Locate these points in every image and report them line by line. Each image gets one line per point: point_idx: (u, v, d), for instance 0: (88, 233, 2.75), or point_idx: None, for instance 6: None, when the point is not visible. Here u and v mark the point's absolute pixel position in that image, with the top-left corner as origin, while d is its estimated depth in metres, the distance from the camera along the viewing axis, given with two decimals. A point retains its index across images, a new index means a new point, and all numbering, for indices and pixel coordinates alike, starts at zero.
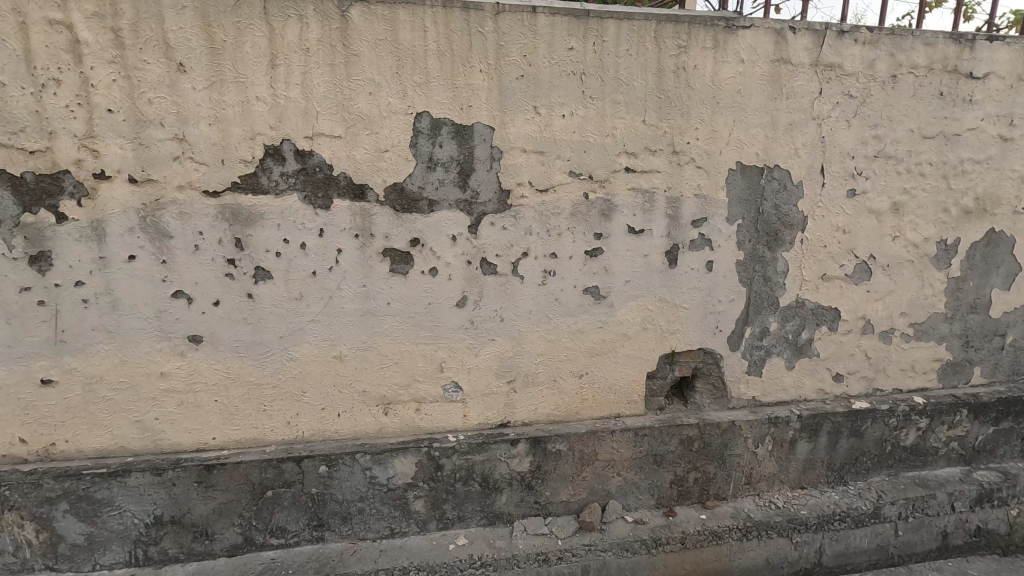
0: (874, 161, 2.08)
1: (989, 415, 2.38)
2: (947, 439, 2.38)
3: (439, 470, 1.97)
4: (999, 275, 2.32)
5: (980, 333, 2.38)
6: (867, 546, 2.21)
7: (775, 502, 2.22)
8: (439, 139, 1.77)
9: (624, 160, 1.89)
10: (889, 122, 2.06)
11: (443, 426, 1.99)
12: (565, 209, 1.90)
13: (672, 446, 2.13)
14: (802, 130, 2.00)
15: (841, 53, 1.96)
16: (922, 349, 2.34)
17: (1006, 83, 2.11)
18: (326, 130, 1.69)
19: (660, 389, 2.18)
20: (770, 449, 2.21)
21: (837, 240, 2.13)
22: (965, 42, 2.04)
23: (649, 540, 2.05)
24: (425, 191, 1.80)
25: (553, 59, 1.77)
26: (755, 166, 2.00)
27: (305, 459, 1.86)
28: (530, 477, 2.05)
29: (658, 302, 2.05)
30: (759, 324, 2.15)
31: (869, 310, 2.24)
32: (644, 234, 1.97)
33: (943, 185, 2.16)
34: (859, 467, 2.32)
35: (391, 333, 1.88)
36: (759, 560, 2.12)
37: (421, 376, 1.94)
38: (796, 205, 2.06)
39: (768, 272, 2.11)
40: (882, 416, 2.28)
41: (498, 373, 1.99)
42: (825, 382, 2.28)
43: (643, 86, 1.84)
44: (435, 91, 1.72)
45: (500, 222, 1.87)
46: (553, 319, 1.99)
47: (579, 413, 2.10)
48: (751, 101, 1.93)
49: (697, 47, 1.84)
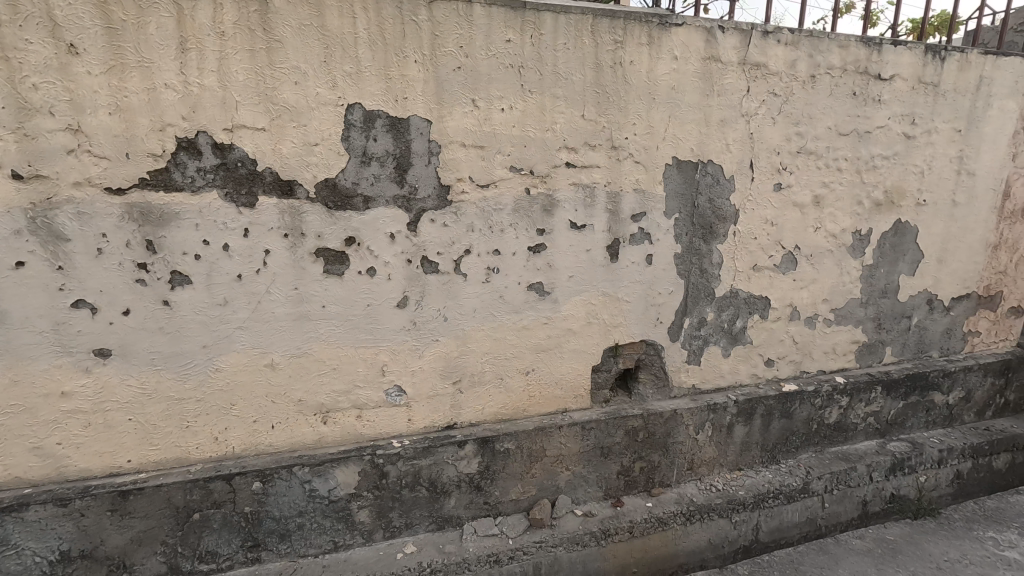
0: (797, 157, 2.20)
1: (899, 390, 2.60)
2: (865, 415, 2.57)
3: (384, 478, 1.90)
4: (906, 262, 2.52)
5: (891, 315, 2.58)
6: (798, 520, 2.35)
7: (716, 484, 2.31)
8: (373, 132, 1.69)
9: (565, 155, 1.89)
10: (810, 119, 2.18)
11: (387, 432, 1.92)
12: (507, 204, 1.87)
13: (618, 438, 2.17)
14: (732, 127, 2.07)
15: (766, 53, 2.05)
16: (842, 332, 2.51)
17: (909, 84, 2.29)
18: (248, 121, 1.56)
19: (605, 381, 2.20)
20: (710, 434, 2.30)
21: (766, 232, 2.24)
22: (874, 46, 2.19)
23: (599, 532, 2.07)
24: (359, 186, 1.71)
25: (491, 51, 1.73)
26: (690, 161, 2.05)
27: (236, 476, 1.73)
28: (479, 478, 2.02)
29: (601, 296, 2.07)
30: (697, 315, 2.22)
31: (796, 298, 2.37)
32: (586, 229, 1.98)
33: (857, 179, 2.32)
34: (790, 446, 2.46)
35: (327, 337, 1.78)
36: (702, 543, 2.20)
37: (362, 382, 1.85)
38: (728, 199, 2.14)
39: (704, 263, 2.18)
40: (808, 396, 2.43)
41: (443, 374, 1.94)
42: (758, 367, 2.39)
43: (581, 80, 1.84)
44: (368, 82, 1.64)
45: (441, 219, 1.81)
46: (498, 316, 1.96)
47: (527, 410, 2.09)
48: (685, 97, 1.98)
49: (632, 43, 1.86)
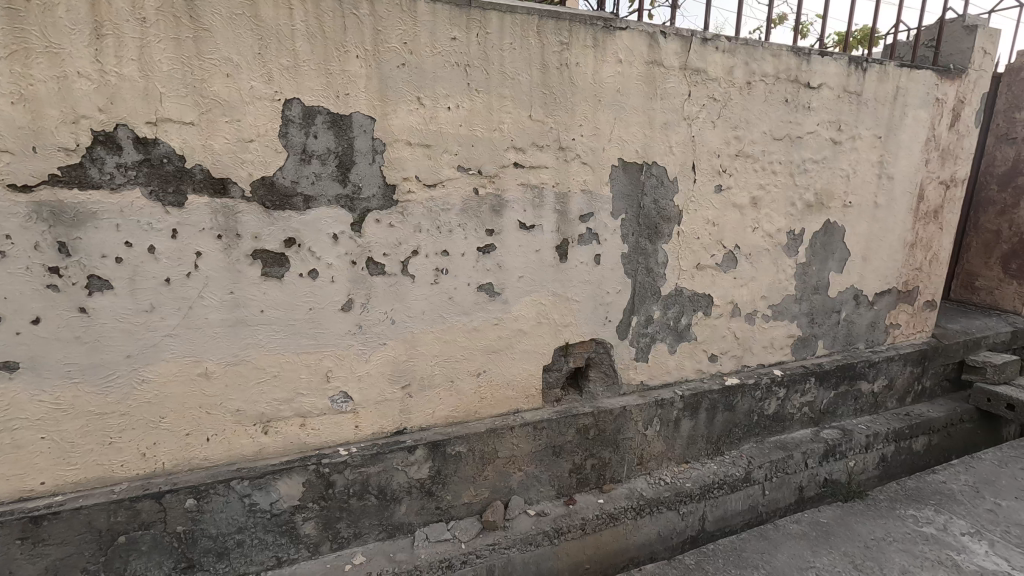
0: (736, 160, 2.29)
1: (830, 381, 2.76)
2: (800, 405, 2.71)
3: (330, 488, 1.83)
4: (835, 260, 2.68)
5: (822, 311, 2.74)
6: (740, 508, 2.45)
7: (664, 478, 2.37)
8: (313, 129, 1.62)
9: (513, 155, 1.88)
10: (747, 124, 2.27)
11: (333, 440, 1.85)
12: (455, 204, 1.84)
13: (570, 436, 2.18)
14: (675, 130, 2.13)
15: (705, 60, 2.12)
16: (779, 327, 2.64)
17: (835, 93, 2.43)
18: (174, 114, 1.46)
19: (556, 381, 2.22)
20: (658, 429, 2.36)
21: (708, 232, 2.32)
22: (804, 56, 2.31)
23: (552, 530, 2.08)
24: (300, 185, 1.64)
25: (436, 49, 1.70)
26: (635, 163, 2.09)
27: (166, 494, 1.62)
28: (430, 483, 1.98)
29: (551, 296, 2.08)
30: (644, 313, 2.28)
31: (736, 295, 2.47)
32: (535, 229, 1.99)
33: (790, 181, 2.44)
34: (733, 437, 2.55)
35: (266, 343, 1.69)
36: (651, 535, 2.25)
37: (305, 390, 1.78)
38: (672, 200, 2.20)
39: (650, 263, 2.23)
40: (749, 389, 2.54)
41: (391, 379, 1.89)
42: (702, 363, 2.48)
43: (528, 80, 1.84)
44: (306, 76, 1.57)
45: (387, 219, 1.76)
46: (448, 318, 1.93)
47: (478, 412, 2.07)
48: (630, 100, 2.02)
49: (578, 45, 1.88)
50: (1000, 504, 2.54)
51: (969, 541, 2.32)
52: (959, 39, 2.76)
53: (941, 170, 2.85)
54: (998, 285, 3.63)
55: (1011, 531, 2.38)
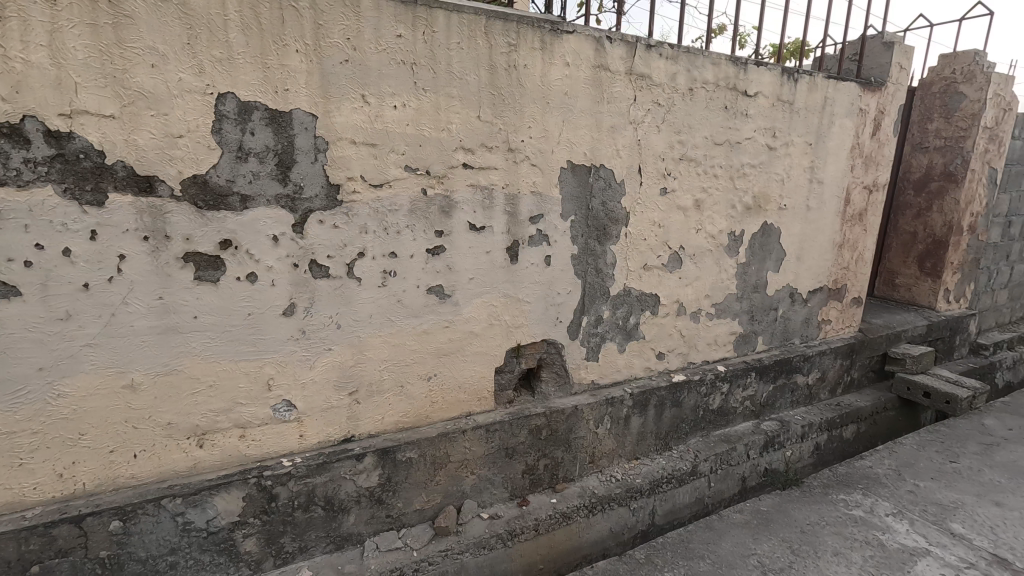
0: (680, 163, 2.37)
1: (769, 375, 2.90)
2: (742, 399, 2.83)
3: (273, 501, 1.74)
4: (772, 260, 2.82)
5: (761, 308, 2.87)
6: (688, 500, 2.53)
7: (616, 475, 2.41)
8: (250, 125, 1.54)
9: (461, 156, 1.86)
10: (689, 129, 2.35)
11: (276, 450, 1.77)
12: (403, 205, 1.81)
13: (523, 437, 2.18)
14: (621, 133, 2.18)
15: (649, 65, 2.18)
16: (722, 325, 2.75)
17: (770, 101, 2.56)
18: (92, 107, 1.36)
19: (508, 382, 2.21)
20: (609, 427, 2.40)
21: (654, 234, 2.38)
22: (741, 65, 2.41)
23: (505, 533, 2.07)
24: (236, 183, 1.55)
25: (380, 46, 1.66)
26: (583, 165, 2.12)
27: (87, 518, 1.49)
28: (380, 491, 1.93)
29: (502, 297, 2.07)
30: (594, 313, 2.31)
31: (681, 295, 2.55)
32: (485, 231, 1.97)
33: (730, 185, 2.55)
34: (680, 432, 2.63)
35: (200, 351, 1.59)
36: (603, 532, 2.29)
37: (244, 399, 1.69)
38: (619, 202, 2.24)
39: (599, 263, 2.27)
40: (695, 385, 2.62)
41: (338, 385, 1.83)
42: (650, 360, 2.54)
43: (476, 81, 1.83)
44: (241, 69, 1.49)
45: (331, 220, 1.70)
46: (397, 321, 1.88)
47: (429, 417, 2.03)
48: (577, 103, 2.05)
49: (526, 47, 1.89)
50: (919, 485, 2.74)
51: (893, 520, 2.49)
52: (878, 55, 2.98)
53: (865, 176, 3.05)
54: (915, 282, 3.92)
55: (929, 509, 2.57)
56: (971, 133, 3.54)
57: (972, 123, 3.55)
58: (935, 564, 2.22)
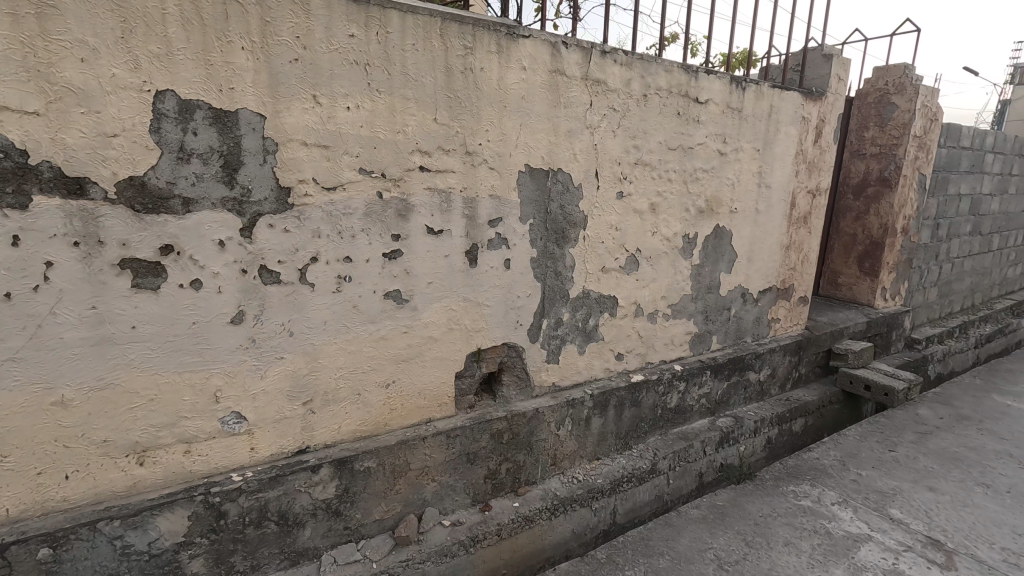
0: (635, 168, 2.42)
1: (723, 372, 2.99)
2: (698, 397, 2.91)
3: (222, 519, 1.66)
4: (724, 261, 2.92)
5: (715, 308, 2.96)
6: (648, 498, 2.57)
7: (577, 476, 2.43)
8: (192, 124, 1.47)
9: (418, 159, 1.84)
10: (644, 134, 2.40)
11: (225, 465, 1.69)
12: (358, 208, 1.76)
13: (484, 442, 2.17)
14: (578, 137, 2.20)
15: (605, 71, 2.21)
16: (678, 325, 2.82)
17: (720, 108, 2.65)
18: (13, 102, 1.25)
19: (468, 387, 2.20)
20: (570, 428, 2.41)
21: (612, 237, 2.42)
22: (692, 72, 2.49)
23: (467, 539, 2.05)
24: (177, 186, 1.48)
25: (332, 45, 1.61)
26: (541, 168, 2.13)
27: (12, 546, 1.38)
28: (337, 502, 1.87)
29: (462, 301, 2.06)
30: (554, 315, 2.33)
31: (638, 296, 2.60)
32: (443, 234, 1.95)
33: (684, 189, 2.62)
34: (639, 431, 2.68)
35: (138, 363, 1.50)
36: (566, 534, 2.30)
37: (189, 413, 1.60)
38: (577, 205, 2.27)
39: (558, 266, 2.28)
40: (653, 385, 2.68)
41: (291, 395, 1.76)
42: (610, 361, 2.58)
43: (432, 83, 1.81)
44: (182, 65, 1.42)
45: (282, 224, 1.64)
46: (353, 327, 1.84)
47: (388, 425, 1.99)
48: (534, 107, 2.06)
49: (482, 50, 1.88)
50: (861, 474, 2.89)
51: (838, 509, 2.61)
52: (819, 66, 3.13)
53: (808, 180, 3.21)
54: (856, 282, 4.15)
55: (870, 496, 2.72)
56: (903, 141, 3.78)
57: (903, 132, 3.79)
58: (876, 549, 2.34)
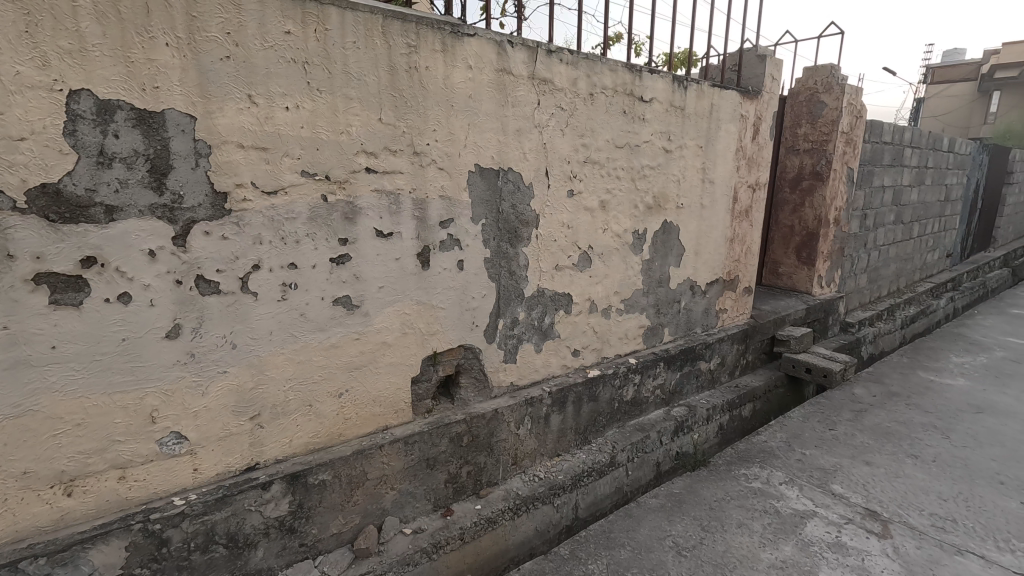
0: (585, 166, 2.44)
1: (676, 363, 3.08)
2: (653, 388, 2.98)
3: (164, 547, 1.56)
4: (673, 255, 3.01)
5: (665, 301, 3.05)
6: (608, 491, 2.61)
7: (538, 474, 2.44)
8: (113, 126, 1.37)
9: (363, 160, 1.78)
10: (592, 133, 2.44)
11: (165, 489, 1.59)
12: (302, 212, 1.69)
13: (443, 446, 2.14)
14: (527, 137, 2.20)
15: (551, 70, 2.22)
16: (631, 320, 2.88)
17: (664, 106, 2.72)
18: None
19: (425, 392, 2.16)
20: (530, 427, 2.42)
21: (564, 235, 2.44)
22: (637, 72, 2.53)
23: (429, 546, 2.02)
24: (98, 193, 1.37)
25: (266, 42, 1.54)
26: (491, 168, 2.12)
27: None
28: (292, 519, 1.79)
29: (415, 305, 2.02)
30: (510, 315, 2.32)
31: (592, 293, 2.64)
32: (394, 237, 1.91)
33: (632, 186, 2.68)
34: (598, 425, 2.72)
35: (61, 386, 1.38)
36: (529, 532, 2.30)
37: (122, 436, 1.49)
38: (528, 204, 2.27)
39: (512, 266, 2.28)
40: (609, 379, 2.72)
41: (236, 411, 1.68)
42: (566, 358, 2.61)
43: (376, 82, 1.76)
44: (98, 63, 1.32)
45: (219, 230, 1.56)
46: (300, 336, 1.76)
47: (343, 435, 1.93)
48: (481, 106, 2.04)
49: (427, 49, 1.85)
50: (806, 454, 3.05)
51: (785, 488, 2.75)
52: (754, 65, 3.27)
53: (748, 175, 3.35)
54: (795, 271, 4.37)
55: (814, 474, 2.87)
56: (832, 138, 4.01)
57: (832, 129, 4.01)
58: (820, 524, 2.48)
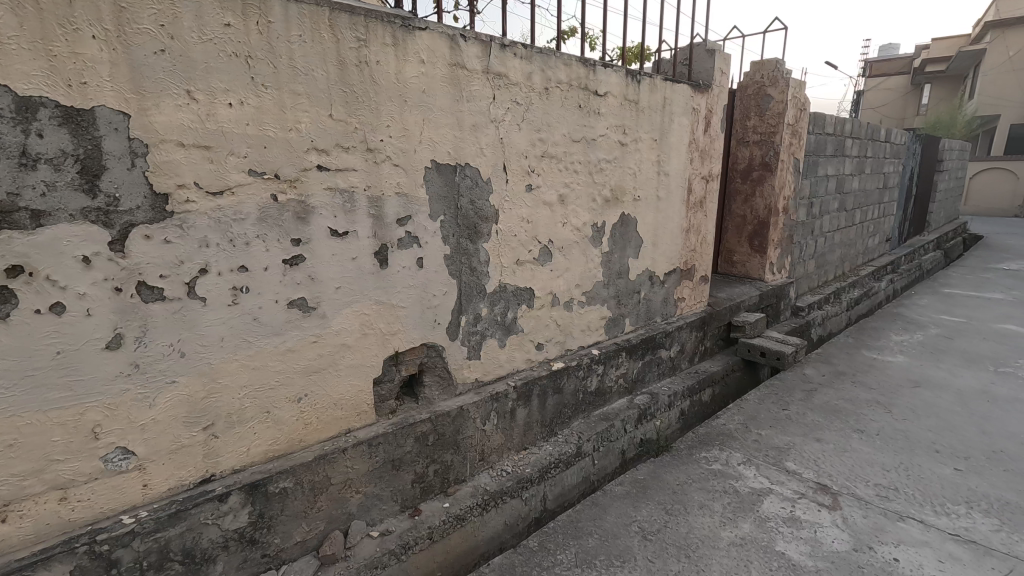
0: (542, 160, 2.45)
1: (637, 352, 3.15)
2: (616, 378, 3.04)
3: (114, 568, 1.48)
4: (632, 247, 3.06)
5: (626, 292, 3.11)
6: (575, 481, 2.64)
7: (506, 468, 2.45)
8: (36, 125, 1.27)
9: (314, 157, 1.73)
10: (548, 127, 2.44)
11: (113, 507, 1.51)
12: (251, 213, 1.63)
13: (409, 446, 2.11)
14: (483, 131, 2.19)
15: (505, 65, 2.21)
16: (593, 311, 2.92)
17: (618, 100, 2.75)
18: None
19: (388, 392, 2.13)
20: (496, 422, 2.42)
21: (524, 230, 2.45)
22: (590, 66, 2.56)
23: (398, 548, 1.99)
24: (23, 197, 1.27)
25: (204, 34, 1.47)
26: (448, 164, 2.10)
27: None
28: (252, 530, 1.73)
29: (374, 305, 1.98)
30: (472, 311, 2.31)
31: (553, 286, 2.66)
32: (349, 236, 1.87)
33: (590, 180, 2.71)
34: (563, 417, 2.75)
35: None
36: (498, 527, 2.31)
37: (61, 455, 1.40)
38: (487, 200, 2.26)
39: (472, 262, 2.27)
40: (573, 370, 2.76)
41: (188, 422, 1.61)
42: (530, 352, 2.62)
43: (324, 77, 1.71)
44: (16, 56, 1.22)
45: (161, 234, 1.48)
46: (254, 342, 1.70)
47: (304, 441, 1.88)
48: (436, 101, 2.01)
49: (377, 43, 1.81)
50: (762, 434, 3.18)
51: (743, 468, 2.86)
52: (703, 60, 3.35)
53: (701, 167, 3.44)
54: (748, 259, 4.53)
55: (770, 453, 3.00)
56: (779, 130, 4.16)
57: (778, 121, 4.17)
58: (776, 500, 2.59)
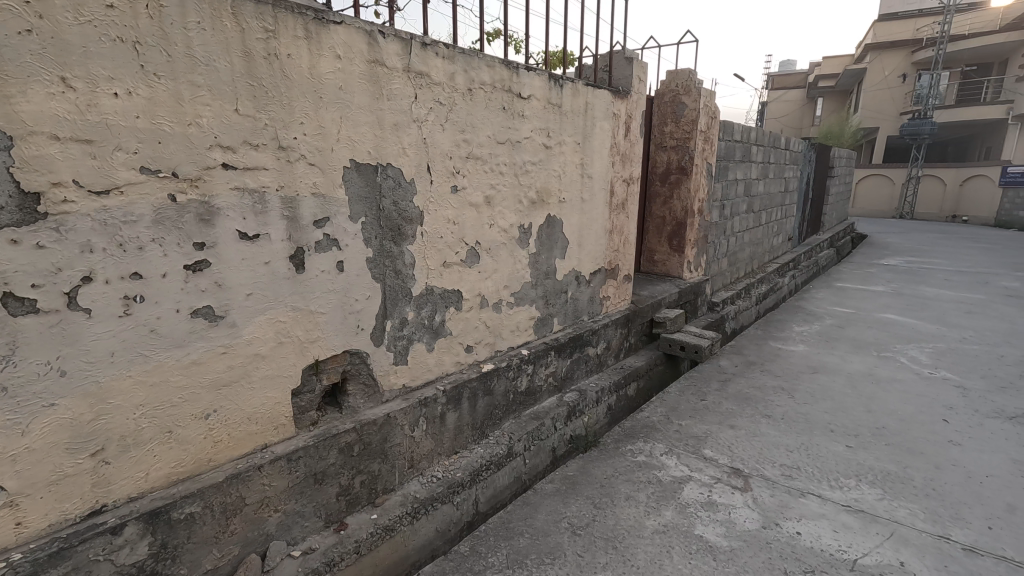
0: (467, 162, 2.44)
1: (565, 351, 3.21)
2: (546, 376, 3.08)
3: None
4: (558, 247, 3.12)
5: (553, 293, 3.16)
6: (507, 481, 2.65)
7: (436, 474, 2.41)
8: None
9: (219, 154, 1.61)
10: (472, 128, 2.43)
11: None
12: (144, 214, 1.49)
13: (332, 458, 2.02)
14: (406, 131, 2.14)
15: (427, 64, 2.17)
16: (522, 312, 2.94)
17: (542, 103, 2.80)
18: None
19: (309, 403, 2.03)
20: (425, 428, 2.37)
21: (450, 231, 2.42)
22: (514, 69, 2.58)
23: (322, 566, 1.90)
24: None
25: (82, 15, 1.32)
26: (368, 164, 2.03)
27: None
28: (153, 562, 1.58)
29: (291, 312, 1.88)
30: (398, 315, 2.25)
31: (481, 288, 2.65)
32: (261, 239, 1.75)
33: (516, 182, 2.73)
34: (494, 419, 2.75)
35: None
36: (430, 534, 2.27)
37: None
38: (411, 201, 2.21)
39: (397, 265, 2.21)
40: (503, 371, 2.76)
41: (72, 448, 1.43)
42: (459, 355, 2.60)
43: (228, 68, 1.59)
44: None
45: (32, 238, 1.31)
46: (152, 355, 1.55)
47: (213, 461, 1.74)
48: (354, 99, 1.94)
49: (287, 35, 1.71)
50: (682, 425, 3.37)
51: (665, 458, 3.00)
52: (623, 67, 3.49)
53: (623, 170, 3.57)
54: (668, 258, 4.77)
55: (689, 442, 3.17)
56: (693, 135, 4.41)
57: (693, 127, 4.42)
58: (695, 486, 2.74)
